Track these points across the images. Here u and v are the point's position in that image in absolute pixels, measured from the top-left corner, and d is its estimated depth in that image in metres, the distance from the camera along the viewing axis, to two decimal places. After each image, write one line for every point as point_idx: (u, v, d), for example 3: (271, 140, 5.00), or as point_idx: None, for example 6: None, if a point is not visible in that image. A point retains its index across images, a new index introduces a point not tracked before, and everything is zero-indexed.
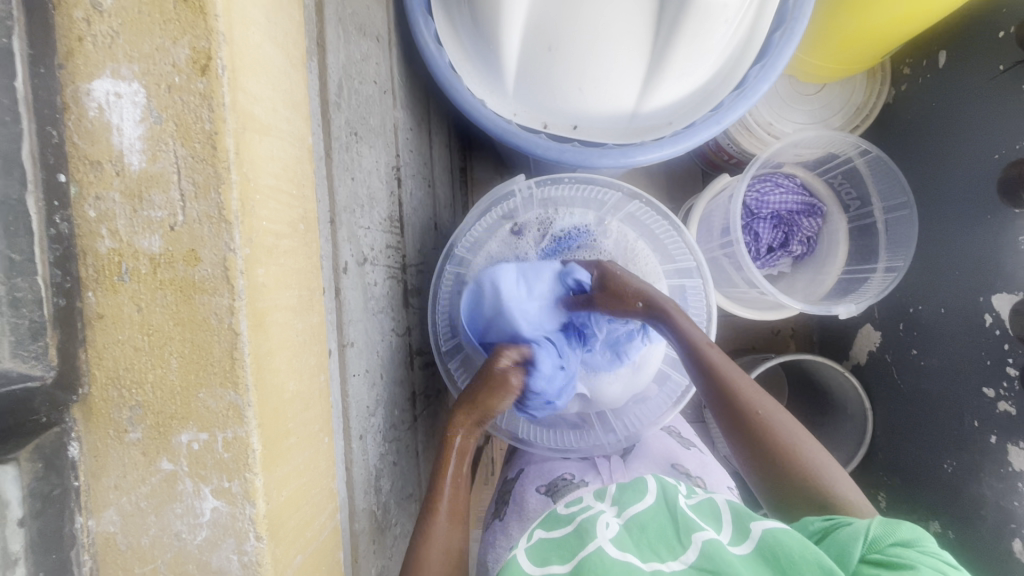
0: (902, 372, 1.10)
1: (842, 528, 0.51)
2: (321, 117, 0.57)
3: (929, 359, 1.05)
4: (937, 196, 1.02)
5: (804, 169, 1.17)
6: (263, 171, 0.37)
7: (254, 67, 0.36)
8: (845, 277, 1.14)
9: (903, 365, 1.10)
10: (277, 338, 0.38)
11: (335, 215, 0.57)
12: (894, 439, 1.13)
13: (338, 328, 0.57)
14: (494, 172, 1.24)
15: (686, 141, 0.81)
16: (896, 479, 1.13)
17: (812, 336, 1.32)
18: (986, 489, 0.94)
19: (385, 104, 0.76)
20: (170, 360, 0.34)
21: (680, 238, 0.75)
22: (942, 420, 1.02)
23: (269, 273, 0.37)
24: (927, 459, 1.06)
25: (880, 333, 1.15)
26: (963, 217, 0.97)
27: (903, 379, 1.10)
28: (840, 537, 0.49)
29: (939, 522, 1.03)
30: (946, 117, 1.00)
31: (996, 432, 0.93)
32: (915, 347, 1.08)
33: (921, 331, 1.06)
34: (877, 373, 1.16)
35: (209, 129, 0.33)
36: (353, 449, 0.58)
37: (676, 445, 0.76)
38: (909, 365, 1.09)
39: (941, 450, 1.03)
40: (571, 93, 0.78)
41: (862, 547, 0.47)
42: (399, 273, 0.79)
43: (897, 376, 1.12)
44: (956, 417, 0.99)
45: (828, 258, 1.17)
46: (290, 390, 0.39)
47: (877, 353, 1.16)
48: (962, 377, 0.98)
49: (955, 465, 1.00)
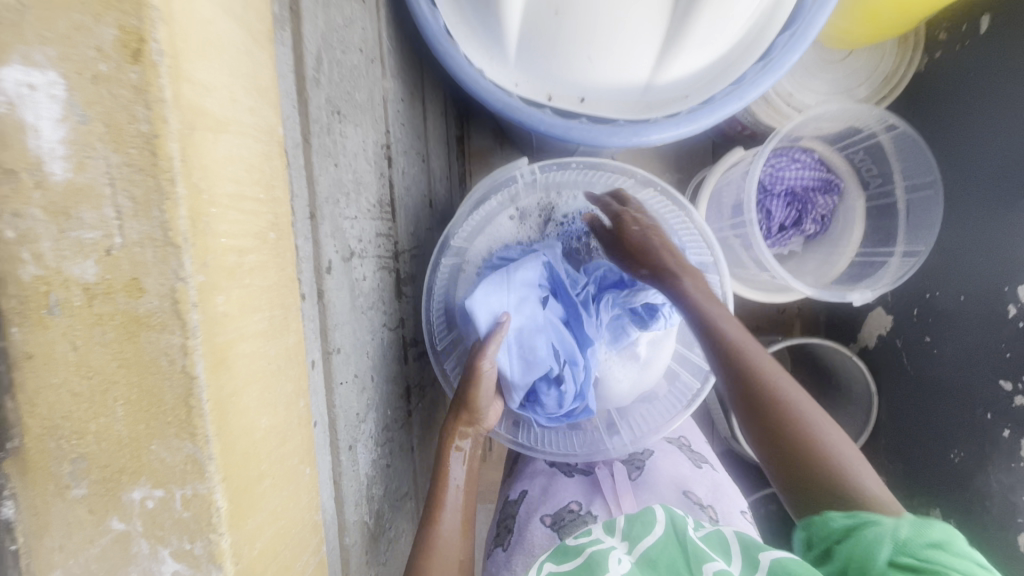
0: (911, 358, 1.07)
1: (870, 526, 0.50)
2: (297, 96, 0.50)
3: (943, 347, 1.01)
4: (966, 175, 0.95)
5: (822, 144, 1.08)
6: (219, 176, 0.31)
7: (202, 47, 0.30)
8: (861, 258, 1.07)
9: (914, 352, 1.07)
10: (244, 373, 0.33)
11: (317, 208, 0.51)
12: (901, 426, 1.10)
13: (323, 334, 0.52)
14: (494, 143, 1.15)
15: (703, 119, 0.74)
16: (898, 464, 1.11)
17: (820, 315, 1.28)
18: (993, 483, 0.92)
19: (373, 74, 0.68)
20: (117, 406, 0.29)
21: (698, 232, 0.68)
22: (954, 410, 0.99)
23: (230, 300, 0.32)
24: (935, 449, 1.03)
25: (892, 318, 1.11)
26: (993, 200, 0.90)
27: (913, 365, 1.08)
28: (865, 539, 0.49)
29: (941, 509, 1.02)
30: (984, 88, 0.92)
31: (1010, 427, 0.89)
32: (927, 333, 1.04)
33: (936, 318, 1.02)
34: (886, 357, 1.13)
35: (146, 131, 0.27)
36: (343, 460, 0.55)
37: (687, 466, 0.72)
38: (921, 352, 1.05)
39: (950, 440, 1.00)
40: (580, 62, 0.70)
41: (892, 549, 0.48)
42: (391, 262, 0.73)
43: (906, 361, 1.09)
44: (967, 408, 0.96)
45: (843, 238, 1.10)
46: (262, 428, 0.35)
47: (888, 337, 1.13)
48: (977, 367, 0.94)
49: (963, 455, 0.98)
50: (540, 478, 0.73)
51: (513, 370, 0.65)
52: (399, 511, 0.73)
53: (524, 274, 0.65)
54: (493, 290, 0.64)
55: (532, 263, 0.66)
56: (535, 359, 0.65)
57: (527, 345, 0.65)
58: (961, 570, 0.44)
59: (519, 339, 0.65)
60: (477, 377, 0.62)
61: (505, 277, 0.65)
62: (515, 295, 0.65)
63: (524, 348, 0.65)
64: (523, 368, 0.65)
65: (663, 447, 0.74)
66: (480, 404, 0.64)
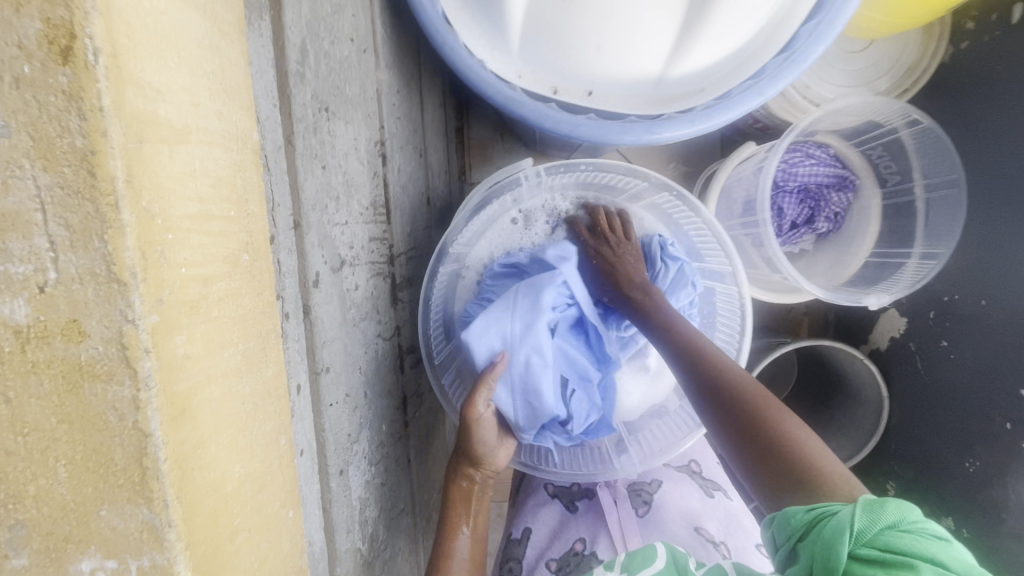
0: (925, 360, 0.94)
1: (828, 519, 0.42)
2: (279, 93, 0.45)
3: (961, 352, 0.88)
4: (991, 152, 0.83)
5: (838, 138, 0.95)
6: (178, 195, 0.27)
7: (154, 44, 0.25)
8: (875, 258, 0.94)
9: (929, 356, 0.93)
10: (213, 420, 0.29)
11: (301, 216, 0.46)
12: (909, 428, 0.97)
13: (310, 353, 0.48)
14: (495, 133, 1.08)
15: (720, 116, 0.68)
16: (908, 470, 0.97)
17: (829, 316, 1.13)
18: (1011, 495, 0.81)
19: (365, 66, 0.63)
20: (68, 466, 0.25)
21: (715, 238, 0.64)
22: (968, 416, 0.87)
23: (193, 339, 0.27)
24: (945, 454, 0.91)
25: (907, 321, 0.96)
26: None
27: (926, 371, 0.94)
28: (823, 534, 0.41)
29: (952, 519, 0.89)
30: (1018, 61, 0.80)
31: None
32: (945, 337, 0.91)
33: (956, 321, 0.89)
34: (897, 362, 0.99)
35: (81, 147, 0.22)
36: (332, 487, 0.51)
37: (698, 496, 0.68)
38: (935, 358, 0.92)
39: (963, 446, 0.88)
40: (588, 54, 0.65)
41: (851, 543, 0.39)
42: (386, 267, 0.69)
43: (920, 365, 0.95)
44: (982, 415, 0.85)
45: (856, 238, 0.97)
46: (235, 478, 0.31)
47: (900, 341, 0.98)
48: (998, 372, 0.82)
49: (978, 464, 0.86)
50: (543, 515, 0.70)
51: (517, 407, 0.60)
52: (395, 529, 0.70)
53: (544, 296, 0.59)
54: (492, 324, 0.59)
55: (552, 284, 0.60)
56: (541, 397, 0.59)
57: (534, 388, 0.58)
58: (926, 558, 0.36)
59: (526, 376, 0.59)
60: (472, 425, 0.59)
61: (508, 309, 0.59)
62: (520, 327, 0.59)
63: (529, 385, 0.59)
64: (529, 407, 0.59)
65: (672, 477, 0.70)
66: (482, 450, 0.61)
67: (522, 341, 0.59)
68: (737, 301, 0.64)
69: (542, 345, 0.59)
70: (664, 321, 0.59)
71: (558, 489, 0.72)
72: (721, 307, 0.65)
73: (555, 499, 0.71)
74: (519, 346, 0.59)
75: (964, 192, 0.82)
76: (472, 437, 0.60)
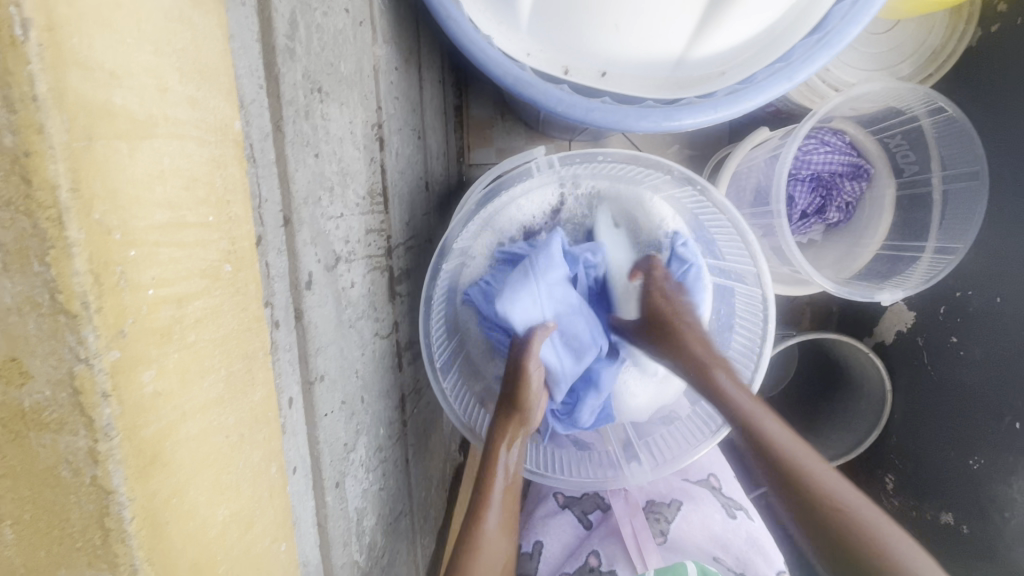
0: (935, 360, 0.82)
1: None
2: (265, 72, 0.39)
3: (971, 349, 0.77)
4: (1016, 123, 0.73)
5: (855, 125, 0.87)
6: (144, 202, 0.22)
7: (106, 15, 0.20)
8: (887, 252, 0.85)
9: (938, 351, 0.82)
10: (190, 463, 0.25)
11: (292, 211, 0.42)
12: (913, 424, 0.86)
13: (302, 361, 0.44)
14: (495, 113, 1.02)
15: (748, 99, 0.61)
16: (908, 465, 0.86)
17: (832, 307, 1.01)
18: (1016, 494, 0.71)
19: (361, 40, 0.57)
20: (27, 520, 0.22)
21: (740, 239, 0.59)
22: (973, 414, 0.77)
23: (165, 372, 0.23)
24: (946, 451, 0.80)
25: (915, 315, 0.86)
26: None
27: (933, 368, 0.83)
28: None
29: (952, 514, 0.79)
30: None
31: None
32: (955, 334, 0.80)
33: (968, 317, 0.78)
34: (904, 356, 0.87)
35: (13, 148, 0.18)
36: (328, 501, 0.48)
37: (719, 517, 0.67)
38: (944, 354, 0.81)
39: (966, 443, 0.77)
40: (605, 32, 0.60)
41: None
42: (384, 260, 0.64)
43: (927, 363, 0.84)
44: (988, 412, 0.74)
45: (866, 232, 0.88)
46: (219, 521, 0.27)
47: (908, 334, 0.87)
48: (1008, 373, 0.71)
49: (984, 462, 0.75)
50: (557, 527, 0.70)
51: (564, 361, 0.59)
52: (394, 532, 0.67)
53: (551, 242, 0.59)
54: (524, 275, 0.57)
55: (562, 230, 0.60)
56: (580, 347, 0.59)
57: (568, 333, 0.59)
58: None
59: (564, 328, 0.59)
60: (523, 380, 0.56)
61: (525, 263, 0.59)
62: (549, 277, 0.58)
63: (570, 336, 0.60)
64: (572, 356, 0.59)
65: (691, 494, 0.68)
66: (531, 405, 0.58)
67: (553, 291, 0.58)
68: (760, 304, 0.59)
69: (563, 294, 0.59)
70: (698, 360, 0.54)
71: (569, 500, 0.71)
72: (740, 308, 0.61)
73: (567, 509, 0.71)
74: (552, 296, 0.58)
75: (985, 188, 0.73)
76: (523, 392, 0.57)
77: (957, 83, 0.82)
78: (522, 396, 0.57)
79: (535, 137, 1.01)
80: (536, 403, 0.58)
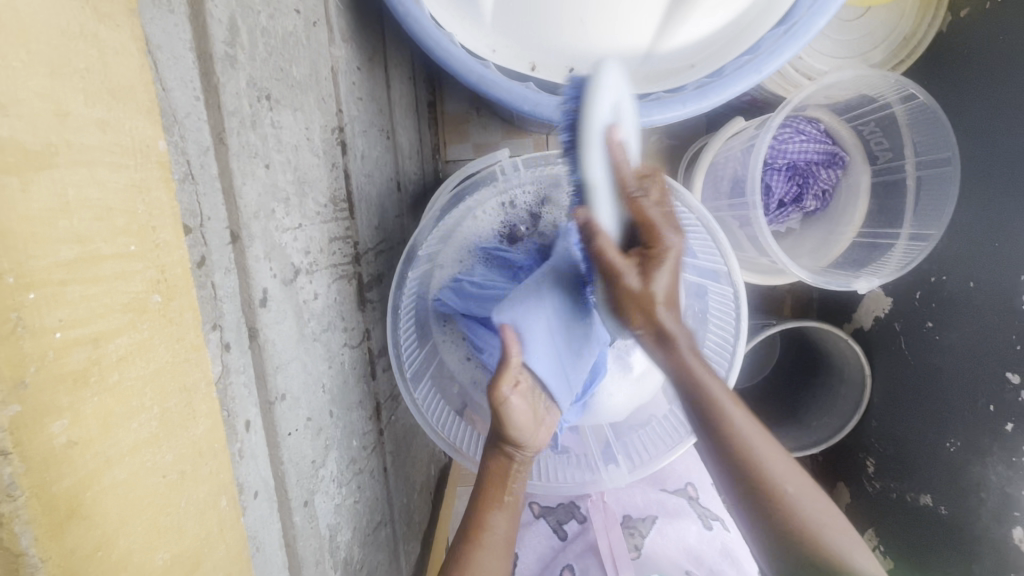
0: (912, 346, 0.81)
1: None
2: (203, 83, 0.37)
3: (947, 334, 0.76)
4: (985, 102, 0.72)
5: (829, 112, 0.85)
6: (45, 241, 0.21)
7: None
8: (863, 239, 0.84)
9: (915, 338, 0.81)
10: (118, 511, 0.24)
11: (240, 227, 0.40)
12: (895, 408, 0.85)
13: (262, 380, 0.43)
14: (470, 108, 0.99)
15: (716, 93, 0.59)
16: (888, 450, 0.86)
17: (812, 294, 1.01)
18: (991, 474, 0.70)
19: (315, 41, 0.55)
20: None
21: (712, 239, 0.59)
22: (952, 399, 0.75)
23: (86, 416, 0.22)
24: (925, 434, 0.80)
25: (891, 302, 0.85)
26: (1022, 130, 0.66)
27: (911, 353, 0.82)
28: None
29: (930, 495, 0.79)
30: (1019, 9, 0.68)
31: (1016, 420, 0.67)
32: (931, 319, 0.79)
33: (943, 302, 0.77)
34: (883, 343, 0.87)
35: None
36: (296, 521, 0.47)
37: (695, 529, 0.68)
38: (920, 341, 0.80)
39: (945, 424, 0.77)
40: (569, 28, 0.58)
41: None
42: (351, 267, 0.62)
43: (905, 349, 0.83)
44: (965, 397, 0.74)
45: (841, 218, 0.87)
46: (159, 566, 0.26)
47: (886, 320, 0.86)
48: (982, 356, 0.71)
49: (960, 443, 0.74)
50: (531, 539, 0.70)
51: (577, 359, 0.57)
52: (373, 542, 0.66)
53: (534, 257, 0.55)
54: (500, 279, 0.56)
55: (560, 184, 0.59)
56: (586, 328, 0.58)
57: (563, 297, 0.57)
58: None
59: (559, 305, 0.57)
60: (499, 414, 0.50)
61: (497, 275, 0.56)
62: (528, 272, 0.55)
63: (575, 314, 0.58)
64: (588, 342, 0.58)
65: (668, 508, 0.70)
66: (516, 434, 0.52)
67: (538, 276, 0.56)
68: (732, 302, 0.59)
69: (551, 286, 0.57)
70: (674, 341, 0.49)
71: (545, 510, 0.72)
72: (714, 307, 0.61)
73: (541, 519, 0.71)
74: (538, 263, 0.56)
75: (956, 171, 0.72)
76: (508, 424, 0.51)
77: (927, 68, 0.81)
78: (509, 427, 0.51)
79: (511, 131, 0.99)
80: (531, 435, 0.53)
